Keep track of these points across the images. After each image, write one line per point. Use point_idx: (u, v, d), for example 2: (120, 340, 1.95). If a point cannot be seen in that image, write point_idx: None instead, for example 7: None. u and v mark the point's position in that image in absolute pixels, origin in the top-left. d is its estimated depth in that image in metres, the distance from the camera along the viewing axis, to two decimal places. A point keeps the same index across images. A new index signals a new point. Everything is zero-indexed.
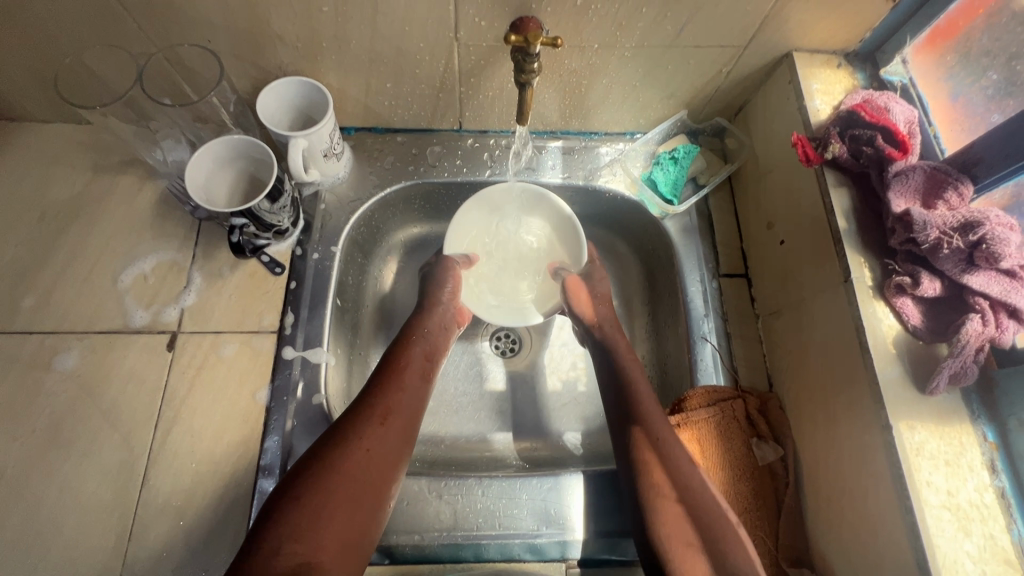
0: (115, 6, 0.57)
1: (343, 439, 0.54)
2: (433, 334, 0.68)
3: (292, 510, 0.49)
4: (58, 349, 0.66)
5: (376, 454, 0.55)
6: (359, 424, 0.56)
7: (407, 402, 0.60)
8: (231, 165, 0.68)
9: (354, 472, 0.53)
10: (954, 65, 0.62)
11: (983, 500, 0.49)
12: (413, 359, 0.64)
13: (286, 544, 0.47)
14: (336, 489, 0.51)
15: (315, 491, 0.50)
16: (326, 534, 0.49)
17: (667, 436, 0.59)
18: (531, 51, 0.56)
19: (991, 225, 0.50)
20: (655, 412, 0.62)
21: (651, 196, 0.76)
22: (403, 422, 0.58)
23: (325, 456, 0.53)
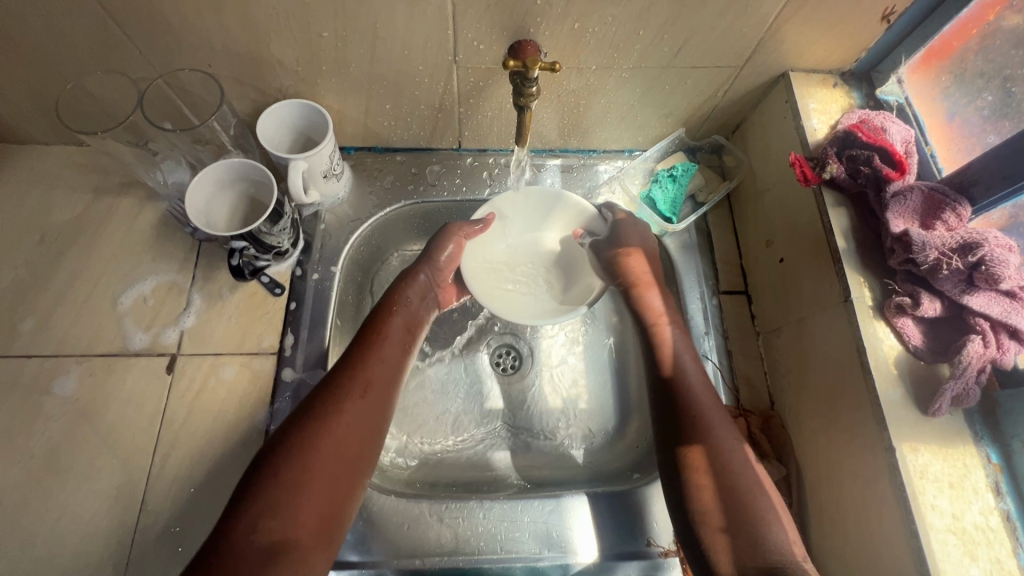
0: (116, 32, 0.57)
1: (322, 415, 0.53)
2: (414, 305, 0.67)
3: (269, 491, 0.48)
4: (57, 372, 0.66)
5: (357, 427, 0.54)
6: (336, 400, 0.54)
7: (388, 371, 0.59)
8: (231, 187, 0.68)
9: (333, 449, 0.51)
10: (950, 85, 0.63)
11: (988, 523, 0.49)
12: (395, 330, 0.63)
13: (263, 520, 0.46)
14: (316, 467, 0.50)
15: (294, 470, 0.49)
16: (304, 511, 0.48)
17: (720, 425, 0.57)
18: (531, 76, 0.56)
19: (990, 247, 0.50)
20: (712, 399, 0.59)
21: (650, 215, 0.76)
22: (381, 395, 0.57)
23: (303, 433, 0.51)
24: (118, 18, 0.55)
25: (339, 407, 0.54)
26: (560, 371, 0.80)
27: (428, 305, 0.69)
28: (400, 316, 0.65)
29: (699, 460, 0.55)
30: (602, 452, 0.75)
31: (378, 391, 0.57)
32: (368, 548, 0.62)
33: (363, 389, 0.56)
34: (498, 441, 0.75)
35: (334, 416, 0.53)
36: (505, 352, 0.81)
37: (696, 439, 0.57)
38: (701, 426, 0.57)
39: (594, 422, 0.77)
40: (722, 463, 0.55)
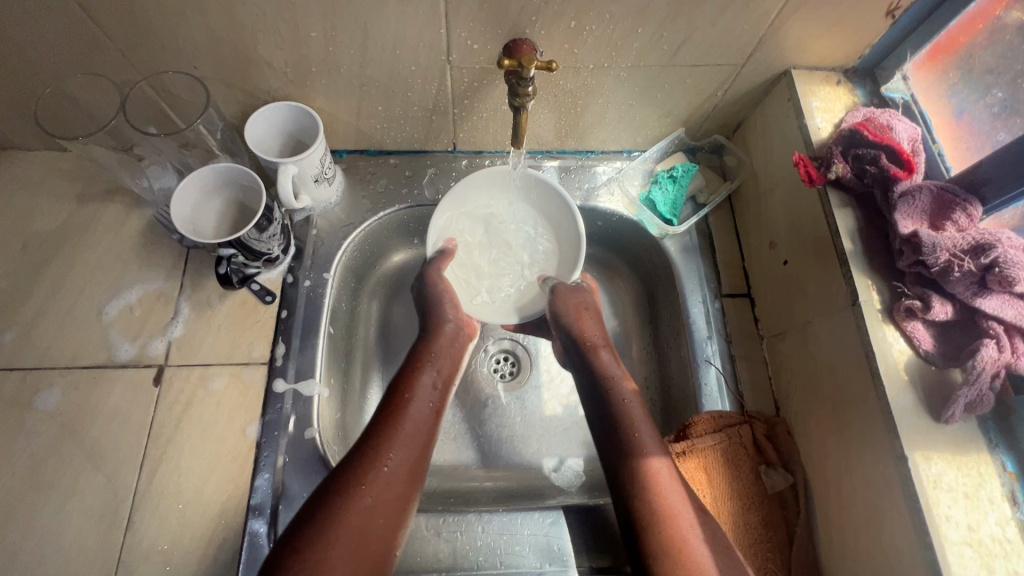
0: (96, 33, 0.55)
1: (347, 485, 0.50)
2: (443, 357, 0.64)
3: (291, 569, 0.45)
4: (40, 386, 0.63)
5: (386, 497, 0.51)
6: (364, 469, 0.51)
7: (417, 434, 0.56)
8: (219, 194, 0.66)
9: (360, 521, 0.49)
10: (957, 81, 0.61)
11: (1006, 535, 0.47)
12: (423, 390, 0.59)
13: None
14: (344, 540, 0.47)
15: (319, 545, 0.46)
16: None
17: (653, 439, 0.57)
18: (526, 75, 0.54)
19: (1003, 248, 0.49)
20: (641, 412, 0.59)
21: (651, 217, 0.74)
22: (411, 458, 0.54)
23: (329, 505, 0.49)
24: (95, 15, 0.53)
25: (364, 474, 0.51)
26: (559, 377, 0.78)
27: (454, 359, 0.65)
28: (430, 375, 0.61)
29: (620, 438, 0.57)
30: (602, 460, 0.73)
31: (408, 454, 0.54)
32: None
33: (391, 454, 0.53)
34: (496, 450, 0.73)
35: (360, 483, 0.50)
36: (503, 358, 0.79)
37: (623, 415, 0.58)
38: (635, 440, 0.56)
39: None
40: (678, 518, 0.51)
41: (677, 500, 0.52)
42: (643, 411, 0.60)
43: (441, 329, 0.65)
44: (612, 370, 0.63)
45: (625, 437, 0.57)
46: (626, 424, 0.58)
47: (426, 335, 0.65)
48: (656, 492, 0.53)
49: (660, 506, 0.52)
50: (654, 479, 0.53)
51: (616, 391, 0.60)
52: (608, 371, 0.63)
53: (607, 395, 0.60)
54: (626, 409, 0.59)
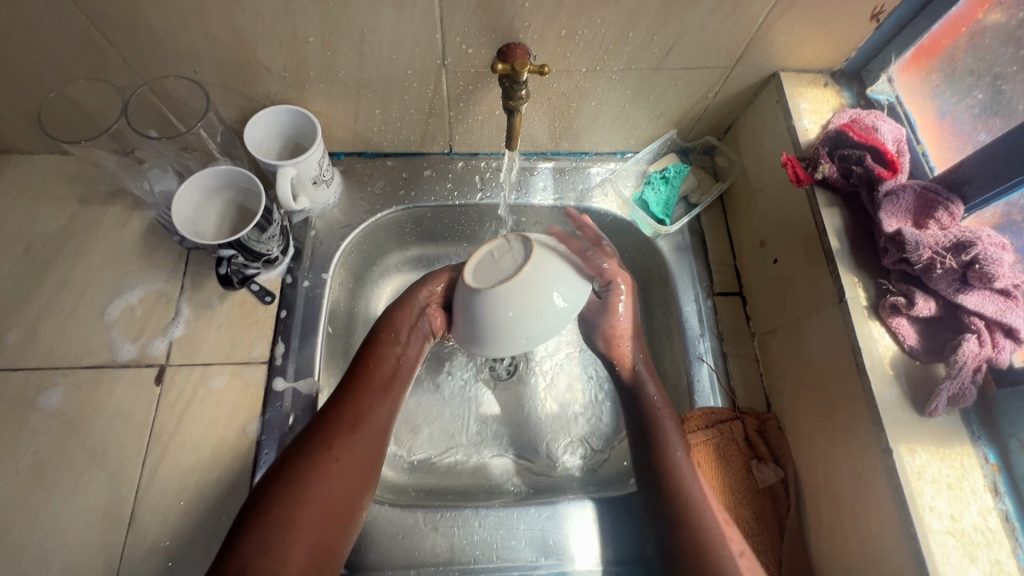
0: (99, 39, 0.56)
1: (310, 450, 0.53)
2: (407, 333, 0.64)
3: (261, 526, 0.48)
4: (43, 386, 0.64)
5: (352, 462, 0.54)
6: (326, 435, 0.54)
7: (380, 405, 0.58)
8: (219, 196, 0.67)
9: (326, 483, 0.52)
10: (940, 82, 0.63)
11: (987, 525, 0.49)
12: (387, 359, 0.61)
13: (255, 557, 0.46)
14: (312, 500, 0.50)
15: (287, 505, 0.49)
16: (296, 547, 0.48)
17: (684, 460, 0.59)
18: (519, 79, 0.55)
19: (983, 245, 0.50)
20: (676, 431, 0.61)
21: (643, 217, 0.76)
22: (377, 428, 0.57)
23: (293, 468, 0.51)
24: (98, 21, 0.54)
25: (326, 438, 0.54)
26: (555, 375, 0.79)
27: (421, 336, 0.65)
28: (394, 349, 0.62)
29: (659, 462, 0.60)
30: (598, 456, 0.75)
31: (371, 419, 0.57)
32: (360, 559, 0.61)
33: (356, 421, 0.56)
34: (493, 447, 0.75)
35: (327, 449, 0.53)
36: (500, 357, 0.81)
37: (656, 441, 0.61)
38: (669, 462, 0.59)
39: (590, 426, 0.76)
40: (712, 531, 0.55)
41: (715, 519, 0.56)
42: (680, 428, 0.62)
43: (406, 305, 0.65)
44: (645, 388, 0.65)
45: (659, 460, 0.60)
46: (658, 445, 0.61)
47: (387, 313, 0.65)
48: (690, 510, 0.56)
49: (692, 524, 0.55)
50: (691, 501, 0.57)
51: (655, 412, 0.63)
52: (644, 390, 0.64)
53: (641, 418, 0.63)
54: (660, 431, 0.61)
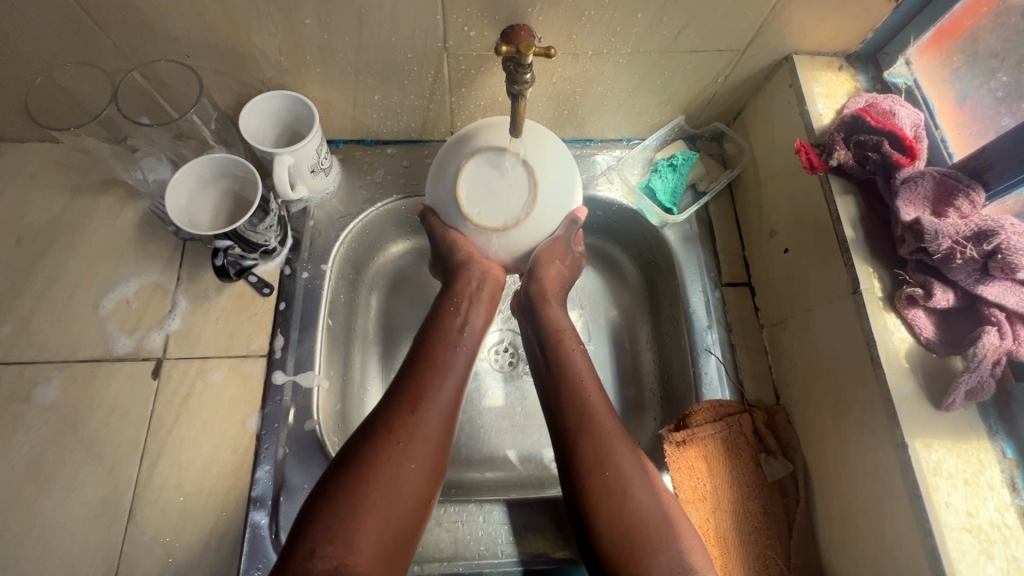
0: (86, 21, 0.54)
1: (378, 432, 0.51)
2: (469, 305, 0.63)
3: (327, 511, 0.47)
4: (38, 380, 0.63)
5: (423, 440, 0.52)
6: (394, 415, 0.52)
7: (447, 382, 0.56)
8: (214, 185, 0.65)
9: (397, 466, 0.50)
10: (960, 66, 0.60)
11: (1005, 521, 0.47)
12: (451, 329, 0.60)
13: (321, 546, 0.45)
14: (381, 484, 0.48)
15: (354, 492, 0.47)
16: (366, 534, 0.46)
17: (622, 447, 0.55)
18: (524, 62, 0.51)
19: (1007, 235, 0.49)
20: (607, 412, 0.57)
21: (651, 205, 0.73)
22: (440, 407, 0.54)
23: (359, 453, 0.50)
24: (85, 3, 0.52)
25: (396, 421, 0.52)
26: None
27: (488, 303, 0.64)
28: (458, 317, 0.62)
29: (580, 434, 0.55)
30: None
31: (441, 400, 0.55)
32: None
33: (424, 400, 0.54)
34: (496, 441, 0.73)
35: (393, 432, 0.51)
36: (503, 349, 0.79)
37: (578, 415, 0.56)
38: (611, 452, 0.54)
39: None
40: (655, 509, 0.52)
41: (637, 487, 0.53)
42: (613, 415, 0.57)
43: (463, 274, 0.63)
44: (577, 363, 0.61)
45: (591, 446, 0.54)
46: (591, 432, 0.55)
47: (448, 288, 0.63)
48: (614, 486, 0.53)
49: (632, 518, 0.51)
50: (620, 505, 0.52)
51: (584, 389, 0.58)
52: (572, 362, 0.61)
53: (564, 389, 0.59)
54: (593, 417, 0.56)
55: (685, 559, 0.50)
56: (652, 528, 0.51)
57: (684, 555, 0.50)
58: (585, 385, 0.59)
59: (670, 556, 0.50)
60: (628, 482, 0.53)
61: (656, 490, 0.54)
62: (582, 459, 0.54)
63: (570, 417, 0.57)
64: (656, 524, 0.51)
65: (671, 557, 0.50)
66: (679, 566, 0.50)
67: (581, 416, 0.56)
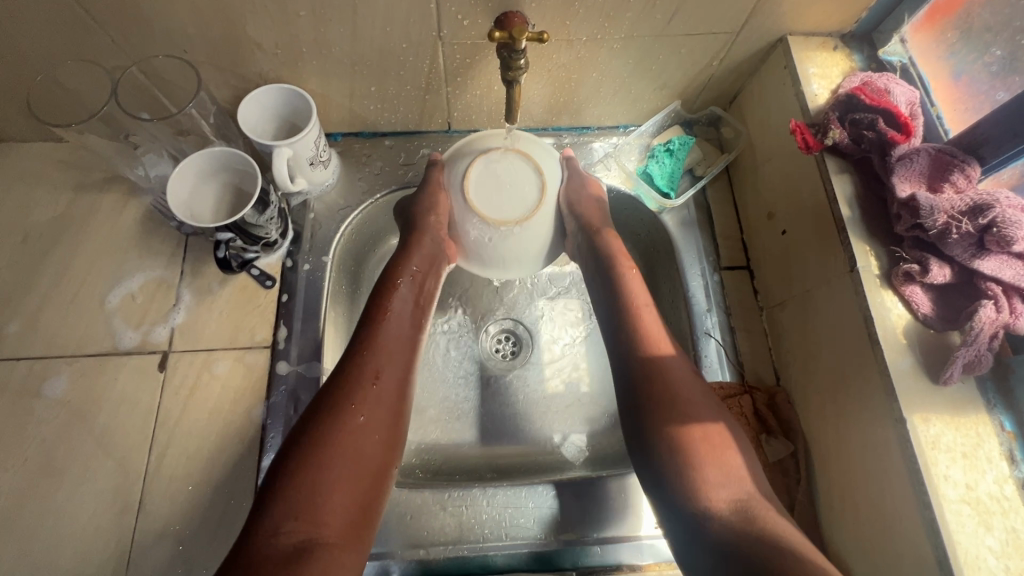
0: (84, 17, 0.55)
1: (334, 409, 0.51)
2: (421, 270, 0.63)
3: (290, 491, 0.46)
4: (47, 374, 0.64)
5: (375, 414, 0.52)
6: (346, 387, 0.53)
7: (395, 353, 0.57)
8: (215, 178, 0.66)
9: (354, 438, 0.50)
10: (955, 42, 0.60)
11: (1003, 493, 0.48)
12: (403, 300, 0.60)
13: (285, 523, 0.45)
14: (338, 457, 0.49)
15: (312, 468, 0.47)
16: (330, 509, 0.46)
17: (685, 374, 0.57)
18: (518, 48, 0.52)
19: (1001, 208, 0.49)
20: (668, 345, 0.60)
21: (648, 191, 0.73)
22: (391, 382, 0.55)
23: (317, 430, 0.50)
24: (83, 1, 0.53)
25: (350, 394, 0.52)
26: (560, 354, 0.78)
27: (433, 270, 0.64)
28: (407, 287, 0.61)
29: (661, 359, 0.58)
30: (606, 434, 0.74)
31: (394, 372, 0.56)
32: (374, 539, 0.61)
33: (376, 373, 0.54)
34: (499, 428, 0.74)
35: (349, 405, 0.51)
36: (505, 337, 0.79)
37: (658, 345, 0.59)
38: (667, 371, 0.57)
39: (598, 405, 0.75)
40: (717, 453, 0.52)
41: (704, 422, 0.54)
42: (681, 359, 0.59)
43: (419, 233, 0.64)
44: (642, 305, 0.61)
45: (651, 360, 0.58)
46: (659, 361, 0.57)
47: (402, 246, 0.64)
48: (680, 398, 0.55)
49: (699, 438, 0.53)
50: (687, 438, 0.53)
51: (640, 326, 0.60)
52: (630, 292, 0.62)
53: (628, 319, 0.61)
54: (659, 354, 0.58)
55: (737, 474, 0.51)
56: (698, 434, 0.53)
57: (733, 482, 0.50)
58: (645, 316, 0.61)
59: (710, 479, 0.51)
60: (711, 427, 0.53)
61: (710, 432, 0.53)
62: (640, 381, 0.56)
63: (628, 351, 0.59)
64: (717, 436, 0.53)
65: (723, 474, 0.51)
66: (733, 484, 0.51)
67: (640, 341, 0.59)
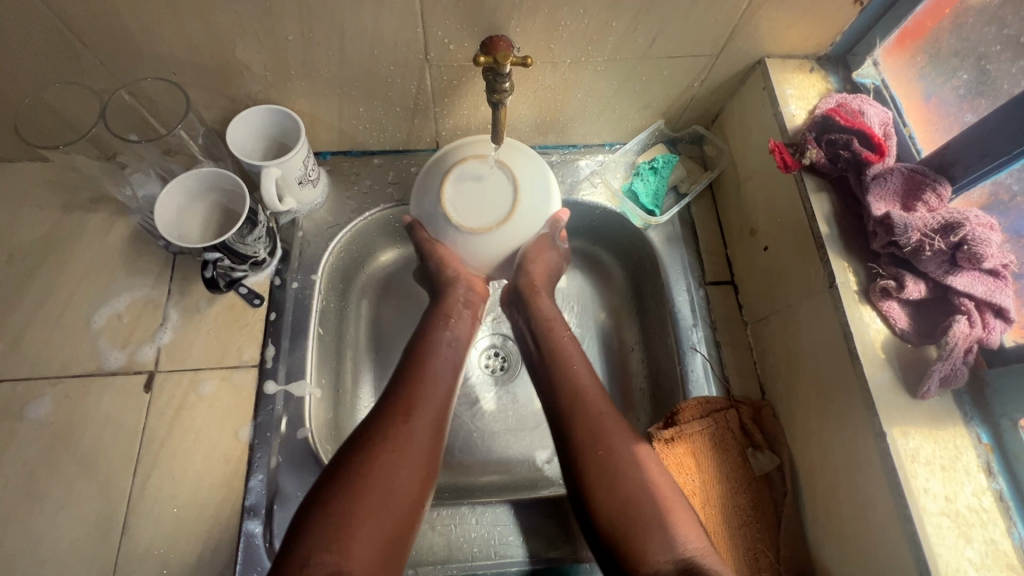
0: (73, 40, 0.55)
1: (371, 441, 0.52)
2: (453, 319, 0.65)
3: (322, 519, 0.47)
4: (30, 397, 0.64)
5: (414, 450, 0.53)
6: (384, 419, 0.54)
7: (434, 394, 0.57)
8: (203, 199, 0.66)
9: (388, 471, 0.50)
10: (925, 65, 0.62)
11: (982, 504, 0.49)
12: (438, 342, 0.62)
13: (317, 552, 0.45)
14: (373, 489, 0.49)
15: (347, 498, 0.48)
16: (360, 541, 0.47)
17: (616, 427, 0.56)
18: (502, 72, 0.53)
19: (971, 226, 0.50)
20: (598, 394, 0.59)
21: (633, 208, 0.75)
22: (432, 418, 0.56)
23: (341, 472, 0.50)
24: (74, 26, 0.54)
25: (387, 427, 0.53)
26: None
27: (466, 322, 0.66)
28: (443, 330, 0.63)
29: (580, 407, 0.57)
30: None
31: (431, 406, 0.56)
32: None
33: (413, 409, 0.55)
34: (488, 444, 0.74)
35: (385, 439, 0.52)
36: (494, 353, 0.80)
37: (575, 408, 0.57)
38: (614, 446, 0.55)
39: None
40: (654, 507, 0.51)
41: (639, 482, 0.53)
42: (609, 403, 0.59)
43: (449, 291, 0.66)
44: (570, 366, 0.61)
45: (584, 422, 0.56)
46: (598, 436, 0.55)
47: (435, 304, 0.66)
48: (606, 460, 0.54)
49: (626, 521, 0.51)
50: (618, 518, 0.51)
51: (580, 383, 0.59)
52: (568, 354, 0.62)
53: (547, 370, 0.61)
54: (588, 407, 0.57)
55: (668, 540, 0.50)
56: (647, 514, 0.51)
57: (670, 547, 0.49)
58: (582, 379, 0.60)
59: (650, 542, 0.50)
60: (632, 499, 0.52)
61: (651, 489, 0.53)
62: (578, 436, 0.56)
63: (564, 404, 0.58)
64: (672, 506, 0.52)
65: (666, 537, 0.50)
66: (674, 542, 0.50)
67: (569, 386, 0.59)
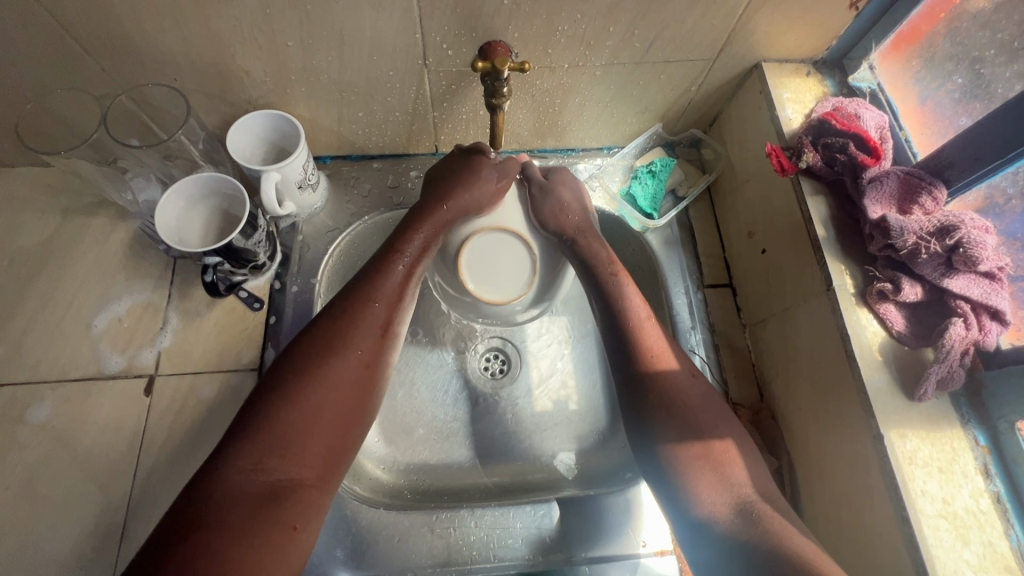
0: (74, 47, 0.56)
1: (318, 349, 0.51)
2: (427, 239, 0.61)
3: (269, 428, 0.46)
4: (31, 401, 0.64)
5: (360, 358, 0.52)
6: (337, 328, 0.53)
7: (388, 307, 0.56)
8: (203, 203, 0.67)
9: (335, 380, 0.50)
10: (920, 69, 0.63)
11: (979, 506, 0.49)
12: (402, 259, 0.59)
13: (268, 459, 0.45)
14: (322, 399, 0.49)
15: (293, 406, 0.47)
16: (307, 448, 0.47)
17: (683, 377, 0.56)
18: (501, 76, 0.54)
19: (967, 229, 0.51)
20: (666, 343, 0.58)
21: (631, 211, 0.75)
22: (383, 329, 0.55)
23: (284, 390, 0.48)
24: (76, 33, 0.54)
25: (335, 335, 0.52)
26: (548, 372, 0.78)
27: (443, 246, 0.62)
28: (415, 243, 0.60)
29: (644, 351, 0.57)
30: (596, 452, 0.74)
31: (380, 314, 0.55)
32: (368, 555, 0.62)
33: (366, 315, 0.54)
34: (489, 447, 0.74)
35: (334, 345, 0.52)
36: (494, 355, 0.79)
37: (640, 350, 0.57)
38: (684, 395, 0.55)
39: (587, 423, 0.75)
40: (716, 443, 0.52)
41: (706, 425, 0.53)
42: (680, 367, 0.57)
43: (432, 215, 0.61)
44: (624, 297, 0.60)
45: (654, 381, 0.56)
46: (661, 377, 0.56)
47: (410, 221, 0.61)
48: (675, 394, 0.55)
49: (694, 465, 0.51)
50: (688, 462, 0.52)
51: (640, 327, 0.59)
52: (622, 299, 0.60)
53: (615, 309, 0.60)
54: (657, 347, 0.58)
55: (727, 479, 0.51)
56: (702, 448, 0.52)
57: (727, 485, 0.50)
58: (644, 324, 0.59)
59: (709, 487, 0.50)
60: (715, 445, 0.52)
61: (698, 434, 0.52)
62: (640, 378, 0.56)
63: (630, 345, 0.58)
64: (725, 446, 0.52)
65: (726, 477, 0.51)
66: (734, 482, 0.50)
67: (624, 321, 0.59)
